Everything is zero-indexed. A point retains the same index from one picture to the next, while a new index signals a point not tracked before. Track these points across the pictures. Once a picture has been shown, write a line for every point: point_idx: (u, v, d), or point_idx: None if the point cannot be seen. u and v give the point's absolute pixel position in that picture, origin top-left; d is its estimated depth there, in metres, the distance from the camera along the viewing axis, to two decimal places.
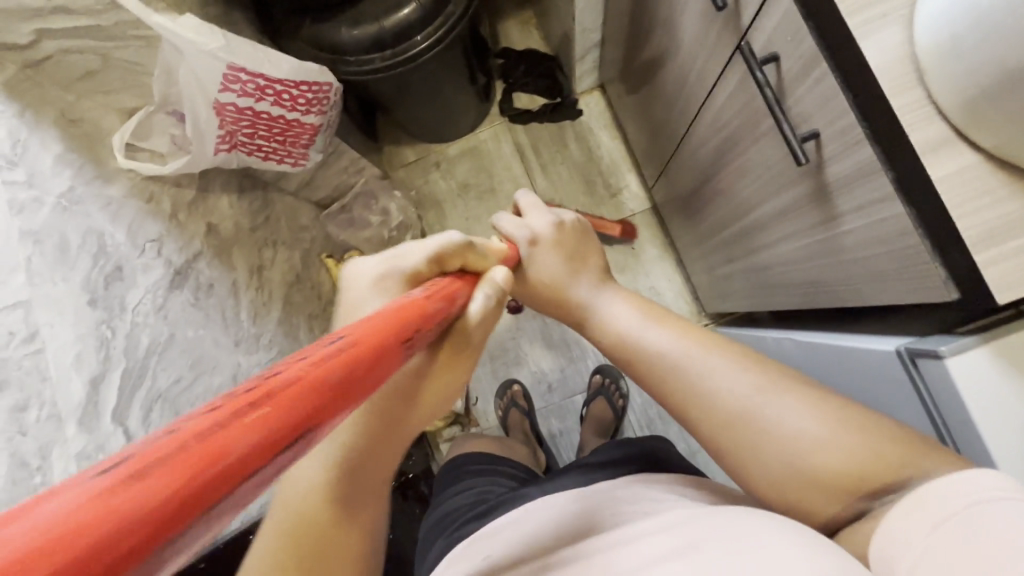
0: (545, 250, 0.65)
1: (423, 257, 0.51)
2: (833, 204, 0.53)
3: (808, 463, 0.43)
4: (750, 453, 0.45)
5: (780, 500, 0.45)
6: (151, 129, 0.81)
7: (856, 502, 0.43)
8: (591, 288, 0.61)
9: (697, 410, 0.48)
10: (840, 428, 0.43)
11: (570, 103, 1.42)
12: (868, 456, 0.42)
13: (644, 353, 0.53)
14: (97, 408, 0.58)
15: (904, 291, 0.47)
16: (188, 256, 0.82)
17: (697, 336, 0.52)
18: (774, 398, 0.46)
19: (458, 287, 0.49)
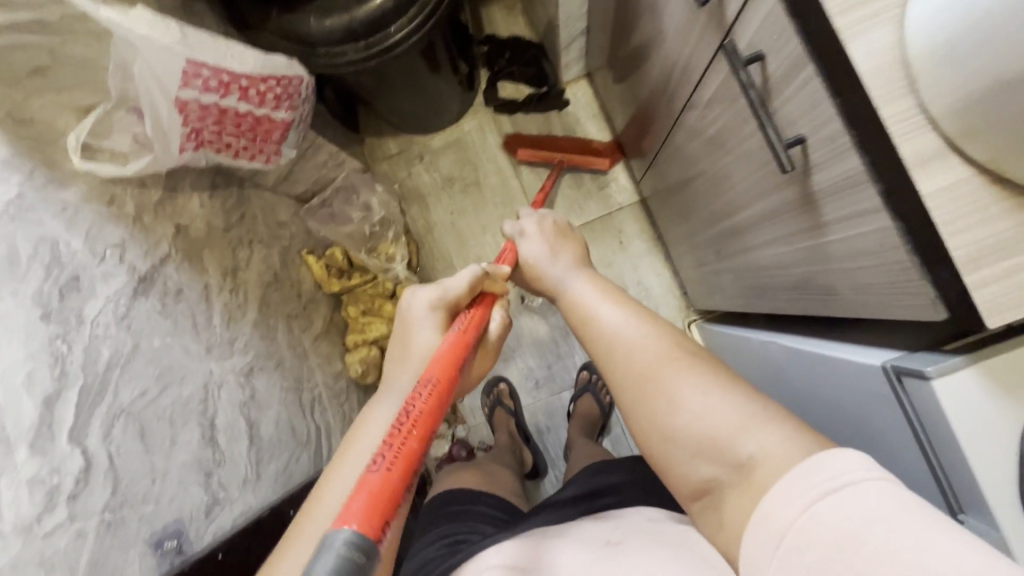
0: (534, 233, 0.76)
1: (463, 286, 0.63)
2: (820, 212, 0.50)
3: (679, 424, 0.48)
4: (634, 405, 0.51)
5: (655, 453, 0.50)
6: (111, 128, 0.77)
7: (709, 469, 0.46)
8: (564, 272, 0.70)
9: (608, 363, 0.55)
10: (720, 399, 0.47)
11: (557, 92, 1.36)
12: (725, 426, 0.45)
13: (584, 324, 0.60)
14: (52, 429, 0.55)
15: (894, 306, 0.45)
16: (154, 261, 0.79)
17: (641, 314, 0.58)
18: (668, 365, 0.51)
19: (485, 310, 0.66)
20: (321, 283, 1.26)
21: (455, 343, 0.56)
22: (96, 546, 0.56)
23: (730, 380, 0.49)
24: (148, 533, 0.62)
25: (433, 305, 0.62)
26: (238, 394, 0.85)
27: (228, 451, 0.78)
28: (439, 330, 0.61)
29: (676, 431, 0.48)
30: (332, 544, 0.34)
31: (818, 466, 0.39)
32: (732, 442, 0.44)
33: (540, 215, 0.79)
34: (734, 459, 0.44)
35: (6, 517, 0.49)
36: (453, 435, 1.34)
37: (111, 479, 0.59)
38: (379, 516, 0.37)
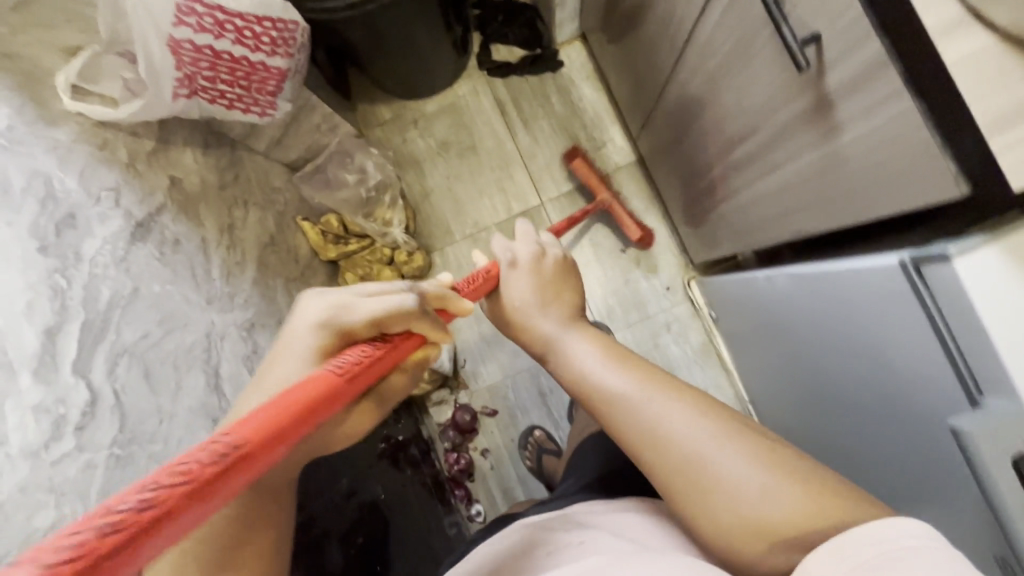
0: (522, 272, 0.73)
1: (371, 311, 0.50)
2: (833, 114, 0.51)
3: (744, 510, 0.45)
4: (694, 500, 0.48)
5: (723, 546, 0.47)
6: (102, 73, 0.75)
7: (797, 555, 0.43)
8: (555, 325, 0.66)
9: (649, 452, 0.51)
10: (787, 481, 0.45)
11: (551, 54, 1.36)
12: (798, 510, 0.43)
13: (596, 396, 0.57)
14: (56, 359, 0.53)
15: (910, 194, 0.46)
16: (150, 209, 0.76)
17: (658, 386, 0.54)
18: (717, 444, 0.48)
19: (395, 354, 0.52)
20: (317, 249, 1.24)
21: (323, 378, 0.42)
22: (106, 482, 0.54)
23: (783, 457, 0.47)
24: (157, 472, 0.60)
25: (323, 321, 0.50)
26: (241, 347, 0.83)
27: (233, 400, 0.76)
28: (320, 353, 0.49)
29: (745, 520, 0.45)
30: None
31: (901, 522, 0.38)
32: (815, 525, 0.42)
33: (536, 249, 0.75)
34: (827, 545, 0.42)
35: (12, 441, 0.47)
36: (456, 400, 1.36)
37: (118, 414, 0.57)
38: None
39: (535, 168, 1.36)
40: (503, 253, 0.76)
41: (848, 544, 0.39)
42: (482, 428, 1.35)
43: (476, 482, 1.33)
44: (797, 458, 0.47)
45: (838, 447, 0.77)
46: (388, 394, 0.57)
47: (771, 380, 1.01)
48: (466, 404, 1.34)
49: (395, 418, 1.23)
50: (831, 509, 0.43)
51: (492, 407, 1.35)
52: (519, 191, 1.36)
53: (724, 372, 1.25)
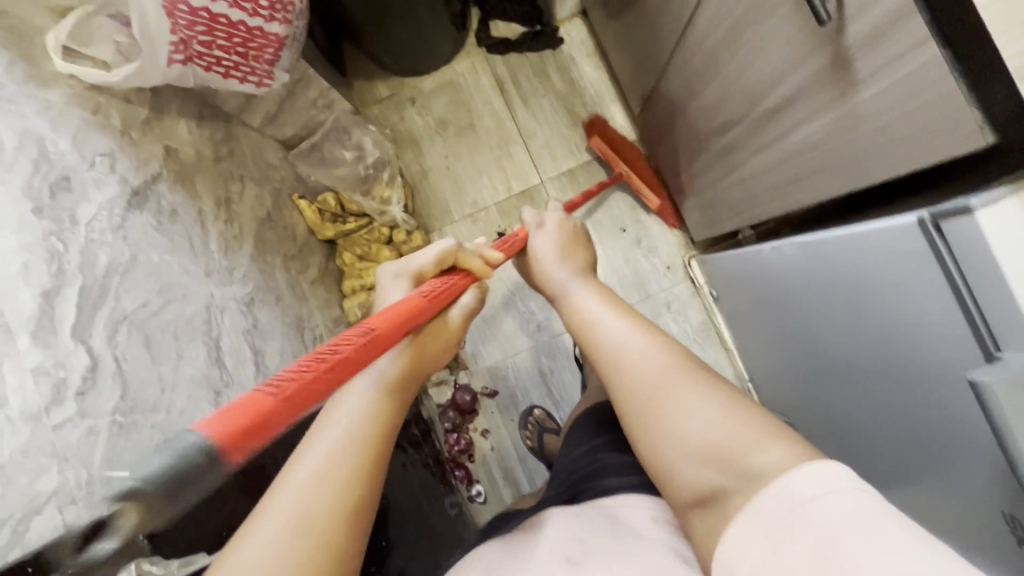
0: (544, 234, 0.76)
1: (430, 258, 0.62)
2: (851, 71, 0.50)
3: (686, 434, 0.46)
4: (639, 419, 0.49)
5: (657, 464, 0.47)
6: (93, 36, 0.72)
7: (719, 480, 0.43)
8: (565, 276, 0.68)
9: (614, 376, 0.53)
10: (727, 410, 0.45)
11: (551, 30, 1.34)
12: (731, 435, 0.43)
13: (586, 334, 0.58)
14: (54, 322, 0.51)
15: (933, 147, 0.45)
16: (146, 178, 0.74)
17: (638, 323, 0.56)
18: (673, 373, 0.49)
19: (457, 286, 0.62)
20: (314, 228, 1.22)
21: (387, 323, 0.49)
22: (109, 452, 0.52)
23: (733, 397, 0.47)
24: (162, 441, 0.58)
25: (397, 271, 0.61)
26: (241, 321, 0.82)
27: (235, 373, 0.75)
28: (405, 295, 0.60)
29: (682, 442, 0.46)
30: (138, 467, 0.29)
31: (813, 469, 0.38)
32: (744, 451, 0.42)
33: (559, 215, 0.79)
34: (746, 472, 0.41)
35: (12, 403, 0.45)
36: (455, 380, 1.35)
37: (120, 381, 0.56)
38: (250, 429, 0.34)
39: (535, 147, 1.35)
40: (530, 219, 0.79)
41: (766, 503, 0.38)
42: (482, 409, 1.34)
43: (477, 463, 1.32)
44: (747, 397, 0.47)
45: (841, 416, 0.77)
46: (445, 336, 0.59)
47: (772, 355, 1.02)
48: (466, 384, 1.33)
49: None
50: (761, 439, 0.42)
51: (492, 387, 1.34)
52: (519, 169, 1.35)
53: (724, 349, 1.26)
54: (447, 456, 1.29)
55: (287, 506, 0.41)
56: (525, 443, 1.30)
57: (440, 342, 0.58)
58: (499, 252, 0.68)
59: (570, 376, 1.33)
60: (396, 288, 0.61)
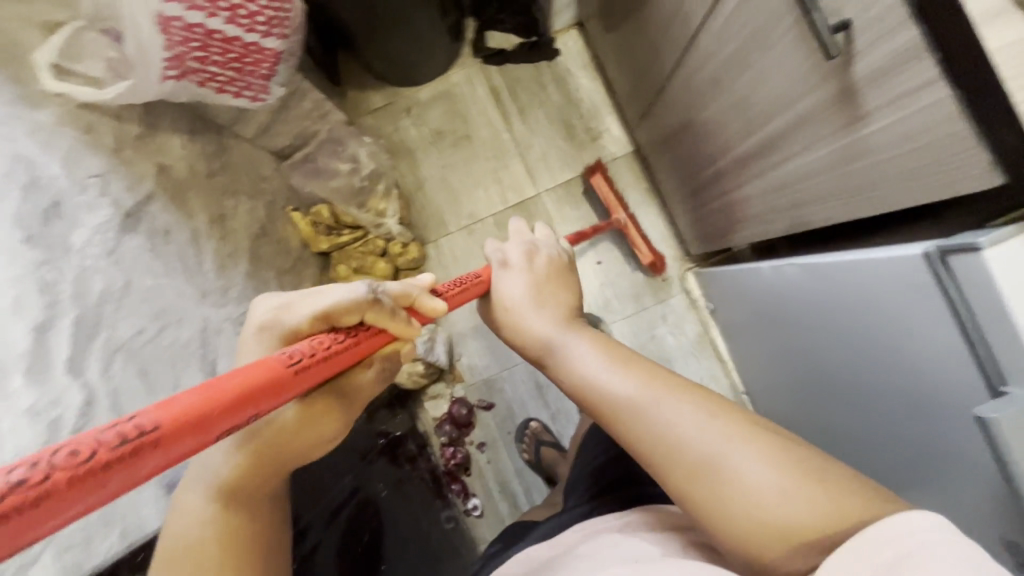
0: (512, 272, 0.72)
1: (326, 305, 0.44)
2: (857, 104, 0.50)
3: (765, 507, 0.44)
4: (709, 494, 0.47)
5: (737, 541, 0.46)
6: (83, 53, 0.70)
7: (820, 557, 0.42)
8: (556, 329, 0.64)
9: (664, 460, 0.50)
10: (798, 476, 0.45)
11: (547, 41, 1.33)
12: (815, 505, 0.43)
13: (606, 400, 0.55)
14: (47, 357, 0.50)
15: (939, 184, 0.46)
16: (139, 198, 0.72)
17: (664, 386, 0.54)
18: (731, 442, 0.47)
19: (361, 349, 0.46)
20: (309, 241, 1.20)
21: (274, 365, 0.37)
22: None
23: (803, 458, 0.46)
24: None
25: (262, 325, 0.45)
26: (237, 343, 0.80)
27: None
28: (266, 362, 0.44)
29: (760, 523, 0.44)
30: None
31: (912, 517, 0.38)
32: (832, 523, 0.42)
33: (527, 252, 0.75)
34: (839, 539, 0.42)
35: (5, 445, 0.44)
36: (452, 394, 1.34)
37: (116, 415, 0.54)
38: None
39: (531, 158, 1.34)
40: (494, 255, 0.75)
41: (867, 546, 0.38)
42: (479, 422, 1.33)
43: (473, 476, 1.32)
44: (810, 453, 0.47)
45: (840, 435, 0.77)
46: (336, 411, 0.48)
47: (768, 371, 1.02)
48: (462, 397, 1.33)
49: (392, 412, 1.22)
50: (843, 507, 0.43)
51: (489, 400, 1.33)
52: (515, 181, 1.34)
53: (719, 362, 1.27)
54: (443, 469, 1.29)
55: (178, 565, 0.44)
56: (522, 456, 1.29)
57: (325, 428, 0.48)
58: (439, 302, 0.53)
59: None
60: (254, 345, 0.45)
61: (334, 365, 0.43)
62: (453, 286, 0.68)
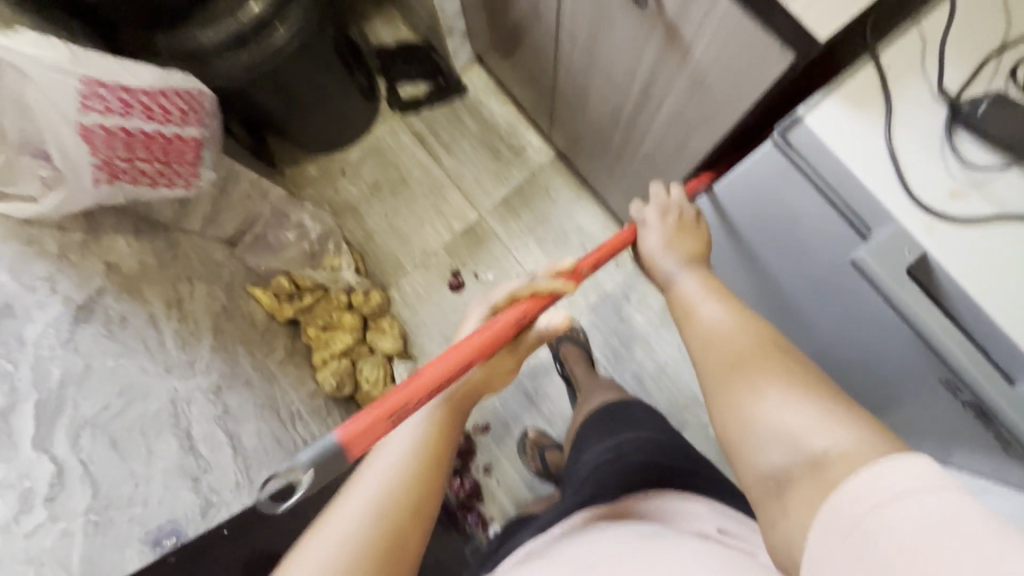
0: (672, 237, 0.68)
1: (504, 294, 0.67)
2: (682, 34, 0.59)
3: (772, 421, 0.46)
4: (722, 392, 0.51)
5: (731, 436, 0.49)
6: (17, 175, 0.77)
7: (779, 461, 0.44)
8: (673, 267, 0.66)
9: (703, 354, 0.55)
10: (812, 405, 0.45)
11: (454, 81, 1.45)
12: (815, 429, 0.43)
13: (684, 321, 0.60)
14: (13, 438, 0.60)
15: (755, 80, 0.54)
16: (91, 292, 0.77)
17: (740, 312, 0.57)
18: (770, 361, 0.50)
19: (530, 315, 0.65)
20: (273, 312, 1.24)
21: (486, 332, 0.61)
22: (86, 546, 0.60)
23: (837, 404, 0.45)
24: (141, 532, 0.64)
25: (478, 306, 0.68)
26: (211, 410, 0.82)
27: (213, 459, 0.76)
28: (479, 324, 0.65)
29: (755, 424, 0.47)
30: (314, 445, 0.51)
31: (886, 466, 0.36)
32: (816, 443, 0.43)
33: (660, 213, 0.71)
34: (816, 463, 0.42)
35: None
36: None
37: (89, 482, 0.63)
38: (371, 425, 0.53)
39: (466, 186, 1.43)
40: (639, 216, 0.73)
41: (835, 514, 0.37)
42: (479, 446, 1.34)
43: (487, 502, 1.30)
44: (851, 406, 0.45)
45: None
46: (517, 357, 0.68)
47: None
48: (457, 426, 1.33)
49: None
50: (838, 435, 0.42)
51: (484, 422, 1.34)
52: (456, 210, 1.42)
53: None
54: (457, 503, 1.26)
55: (345, 526, 0.48)
56: (530, 469, 1.29)
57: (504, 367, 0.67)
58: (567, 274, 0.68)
59: (555, 391, 1.36)
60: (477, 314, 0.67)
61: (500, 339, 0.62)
62: (591, 253, 0.71)
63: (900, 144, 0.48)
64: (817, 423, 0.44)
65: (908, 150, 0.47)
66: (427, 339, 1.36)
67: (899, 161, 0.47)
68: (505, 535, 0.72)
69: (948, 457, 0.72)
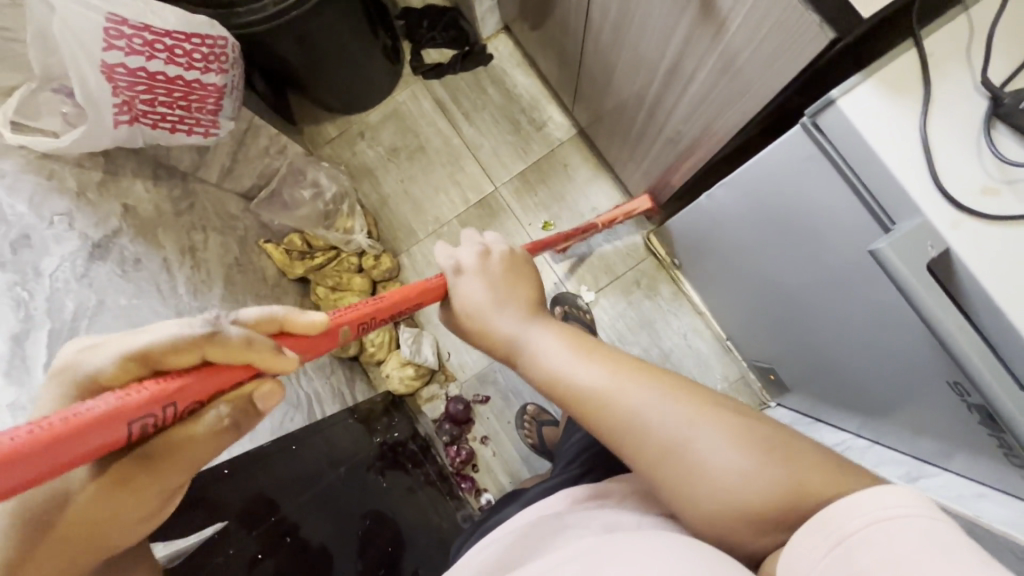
0: (469, 278, 0.61)
1: (170, 339, 0.36)
2: (717, 8, 0.58)
3: (742, 495, 0.42)
4: (674, 483, 0.44)
5: (712, 529, 0.43)
6: (40, 110, 0.78)
7: (784, 533, 0.41)
8: (516, 323, 0.57)
9: (624, 440, 0.47)
10: (770, 460, 0.42)
11: (479, 49, 1.42)
12: (787, 486, 0.41)
13: (579, 403, 0.49)
14: (27, 363, 0.58)
15: (790, 60, 0.53)
16: (107, 232, 0.78)
17: (623, 369, 0.49)
18: (695, 427, 0.45)
19: (208, 385, 0.37)
20: (284, 268, 1.25)
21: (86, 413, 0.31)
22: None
23: (780, 443, 0.44)
24: None
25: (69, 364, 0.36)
26: None
27: None
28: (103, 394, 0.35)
29: (731, 506, 0.42)
30: None
31: (882, 492, 0.36)
32: (807, 500, 0.40)
33: (480, 252, 0.63)
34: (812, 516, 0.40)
35: None
36: (447, 394, 1.36)
37: None
38: None
39: (484, 157, 1.41)
40: (446, 260, 0.64)
41: (822, 525, 0.37)
42: (477, 417, 1.35)
43: (482, 471, 1.32)
44: (780, 430, 0.45)
45: (814, 336, 0.80)
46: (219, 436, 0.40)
47: (734, 308, 1.05)
48: (458, 395, 1.35)
49: (390, 424, 1.18)
50: (815, 482, 0.41)
51: (484, 393, 1.36)
52: (472, 180, 1.41)
53: (698, 313, 1.30)
54: (451, 469, 1.29)
55: None
56: (526, 443, 1.31)
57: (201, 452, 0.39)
58: (310, 317, 0.46)
59: None
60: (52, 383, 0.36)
61: (126, 429, 0.34)
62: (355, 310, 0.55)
63: (935, 132, 0.46)
64: (785, 479, 0.41)
65: (943, 142, 0.46)
66: (433, 307, 1.39)
67: (931, 149, 0.46)
68: (495, 507, 0.73)
69: (945, 462, 0.71)
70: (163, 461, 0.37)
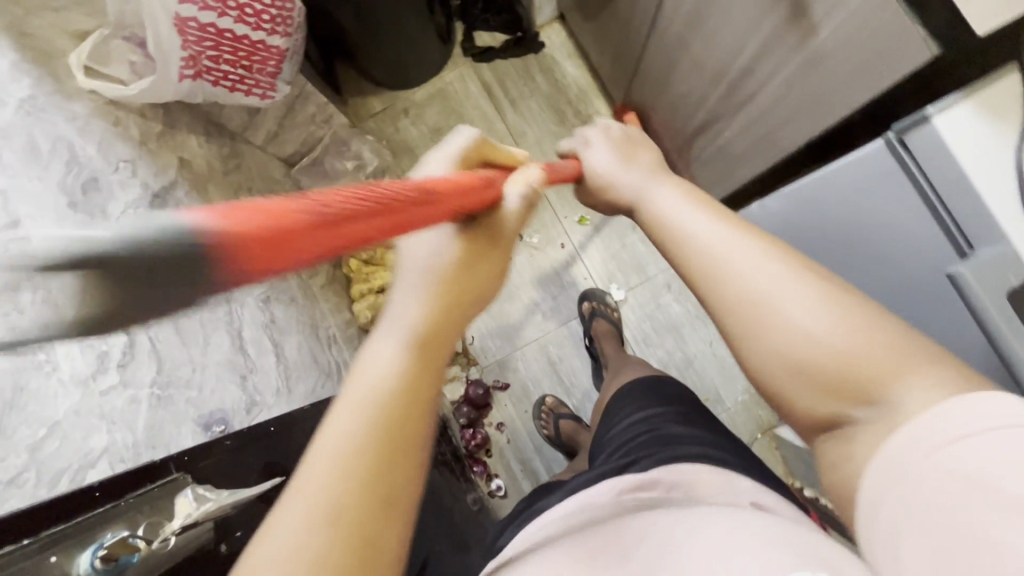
0: (600, 151, 0.62)
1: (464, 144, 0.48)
2: (809, 13, 0.57)
3: (814, 356, 0.38)
4: (747, 334, 0.41)
5: (774, 388, 0.41)
6: (110, 57, 0.79)
7: (851, 410, 0.37)
8: (638, 177, 0.56)
9: (706, 283, 0.44)
10: (864, 327, 0.38)
11: (532, 36, 1.40)
12: (870, 358, 0.37)
13: (670, 244, 0.47)
14: None
15: (885, 70, 0.53)
16: (164, 183, 0.80)
17: (728, 219, 0.46)
18: (787, 281, 0.41)
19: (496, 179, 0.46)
20: None
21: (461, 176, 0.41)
22: (150, 416, 0.63)
23: (876, 312, 0.39)
24: (196, 413, 0.68)
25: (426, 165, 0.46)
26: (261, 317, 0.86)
27: (257, 360, 0.81)
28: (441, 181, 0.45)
29: (801, 362, 0.39)
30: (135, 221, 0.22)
31: (974, 401, 0.33)
32: (881, 377, 0.36)
33: (603, 125, 0.65)
34: (885, 399, 0.36)
35: (64, 368, 0.57)
36: (467, 377, 1.37)
37: (155, 358, 0.66)
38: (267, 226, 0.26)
39: (526, 145, 1.41)
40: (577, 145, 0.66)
41: (905, 434, 0.34)
42: (495, 403, 1.36)
43: (494, 457, 1.33)
44: (883, 309, 0.40)
45: None
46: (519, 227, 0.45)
47: None
48: (478, 379, 1.35)
49: None
50: (904, 364, 0.36)
51: (504, 380, 1.36)
52: None
53: None
54: (465, 452, 1.29)
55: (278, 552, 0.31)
56: (541, 433, 1.31)
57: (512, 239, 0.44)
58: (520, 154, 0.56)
59: (580, 363, 1.37)
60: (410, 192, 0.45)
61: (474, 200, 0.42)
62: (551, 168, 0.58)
63: None
64: (871, 352, 0.37)
65: None
66: None
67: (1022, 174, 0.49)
68: (531, 500, 0.74)
69: None
70: (490, 244, 0.42)
